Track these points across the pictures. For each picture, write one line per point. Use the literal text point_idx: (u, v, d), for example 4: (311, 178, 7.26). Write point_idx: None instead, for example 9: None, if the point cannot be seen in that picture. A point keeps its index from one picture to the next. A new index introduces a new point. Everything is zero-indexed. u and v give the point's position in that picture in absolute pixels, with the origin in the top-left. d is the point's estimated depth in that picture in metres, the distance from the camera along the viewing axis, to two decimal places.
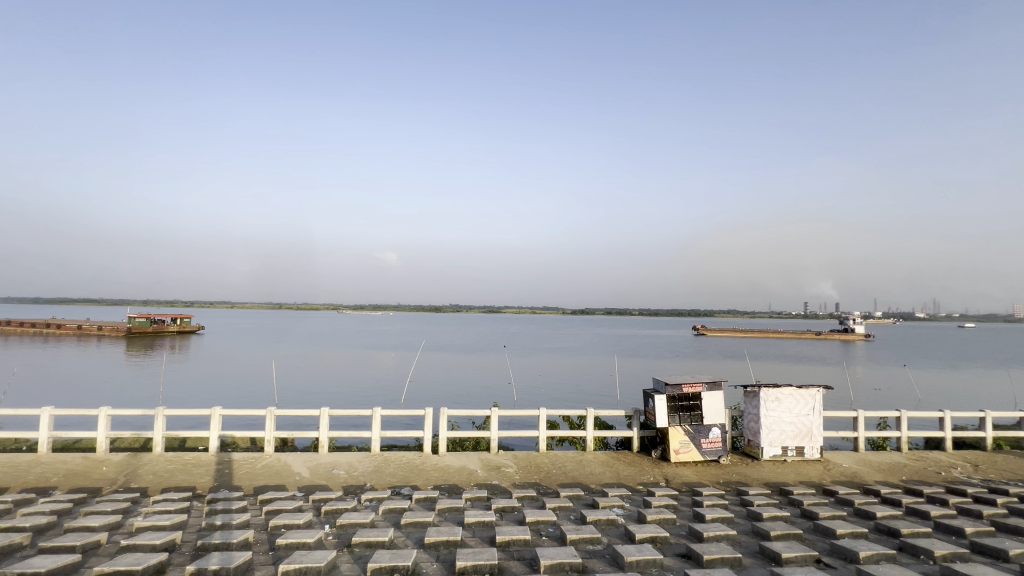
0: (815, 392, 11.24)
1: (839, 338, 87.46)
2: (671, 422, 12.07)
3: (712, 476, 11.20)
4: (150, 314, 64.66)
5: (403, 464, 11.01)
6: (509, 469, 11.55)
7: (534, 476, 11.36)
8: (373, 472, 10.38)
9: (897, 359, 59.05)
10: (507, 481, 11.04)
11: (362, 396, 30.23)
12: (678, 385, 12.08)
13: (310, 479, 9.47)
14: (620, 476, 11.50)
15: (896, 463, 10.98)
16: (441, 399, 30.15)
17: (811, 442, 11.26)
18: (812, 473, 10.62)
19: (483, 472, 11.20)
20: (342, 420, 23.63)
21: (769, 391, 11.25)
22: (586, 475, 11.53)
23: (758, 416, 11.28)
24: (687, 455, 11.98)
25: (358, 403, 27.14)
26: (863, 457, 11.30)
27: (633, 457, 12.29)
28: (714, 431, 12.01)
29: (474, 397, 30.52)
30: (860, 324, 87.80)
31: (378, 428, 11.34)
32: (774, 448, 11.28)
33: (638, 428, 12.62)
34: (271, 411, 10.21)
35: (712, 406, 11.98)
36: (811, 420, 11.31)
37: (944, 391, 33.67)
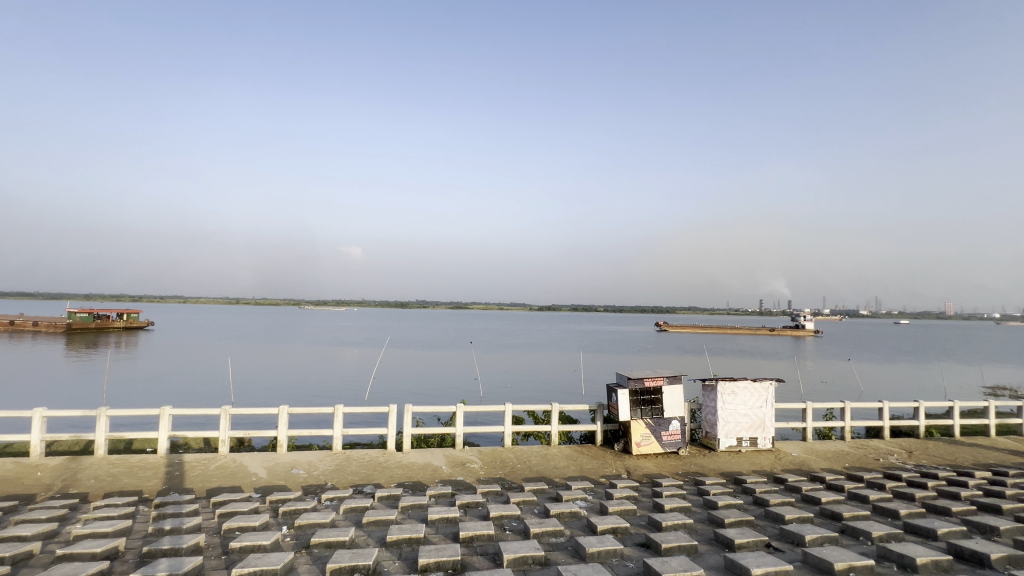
0: (768, 384, 11.48)
1: (790, 333, 90.19)
2: (634, 416, 11.29)
3: (674, 468, 10.39)
4: (96, 310, 64.34)
5: (366, 462, 10.34)
6: (473, 465, 10.43)
7: (500, 471, 10.14)
8: (334, 471, 9.81)
9: (845, 352, 61.24)
10: (471, 476, 9.82)
11: (322, 393, 30.61)
12: (641, 379, 11.22)
13: (267, 478, 9.38)
14: (584, 469, 10.32)
15: (840, 451, 11.58)
16: (405, 395, 30.68)
17: (764, 433, 11.49)
18: (763, 462, 10.81)
19: (448, 469, 10.16)
20: (301, 420, 24.08)
21: (726, 384, 11.38)
22: (552, 469, 10.32)
23: (715, 409, 11.42)
24: (648, 448, 11.21)
25: (317, 400, 27.59)
26: (810, 446, 11.79)
27: (595, 451, 11.43)
28: (674, 424, 11.38)
29: (438, 394, 31.08)
30: (810, 321, 91.02)
31: (340, 426, 11.17)
32: (729, 439, 11.43)
33: (600, 422, 11.86)
34: (225, 412, 10.50)
35: (672, 400, 11.33)
36: (765, 412, 11.52)
37: (884, 384, 35.31)
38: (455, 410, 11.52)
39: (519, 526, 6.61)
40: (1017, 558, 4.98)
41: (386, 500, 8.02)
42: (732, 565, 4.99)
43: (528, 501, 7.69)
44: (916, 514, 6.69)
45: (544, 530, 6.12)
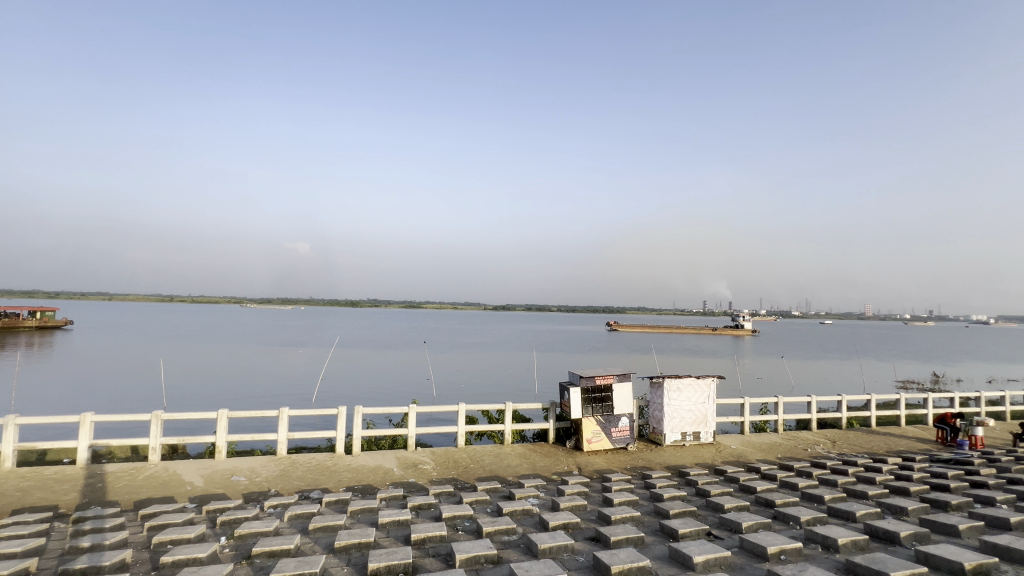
0: (709, 381, 12.09)
1: (731, 333, 95.37)
2: (585, 413, 11.55)
3: (623, 463, 10.74)
4: (3, 307, 57.77)
5: (312, 467, 9.97)
6: (426, 466, 10.30)
7: (452, 471, 10.08)
8: (278, 477, 9.39)
9: (778, 350, 65.48)
10: (423, 477, 9.70)
11: (264, 396, 29.05)
12: (593, 377, 11.50)
13: (204, 487, 8.84)
14: (537, 467, 10.46)
15: (773, 442, 12.40)
16: (356, 397, 29.75)
17: (707, 428, 12.08)
18: (705, 455, 11.38)
19: (399, 471, 9.98)
20: (242, 424, 22.78)
21: (671, 381, 11.88)
22: (506, 468, 10.39)
23: (662, 405, 11.90)
24: (598, 445, 11.53)
25: (260, 404, 26.21)
26: (747, 439, 12.54)
27: (547, 449, 11.60)
28: (623, 420, 11.75)
29: (390, 395, 30.35)
30: (749, 321, 96.56)
31: (285, 430, 10.68)
32: (674, 433, 11.94)
33: (553, 420, 12.04)
34: (156, 417, 9.77)
35: (622, 397, 11.69)
36: (707, 408, 12.12)
37: (812, 379, 38.08)
38: (407, 411, 11.32)
39: (471, 526, 6.59)
40: (921, 535, 5.52)
41: (334, 505, 7.76)
42: (676, 554, 5.21)
43: (481, 501, 7.68)
44: (838, 498, 7.27)
45: (496, 529, 6.15)
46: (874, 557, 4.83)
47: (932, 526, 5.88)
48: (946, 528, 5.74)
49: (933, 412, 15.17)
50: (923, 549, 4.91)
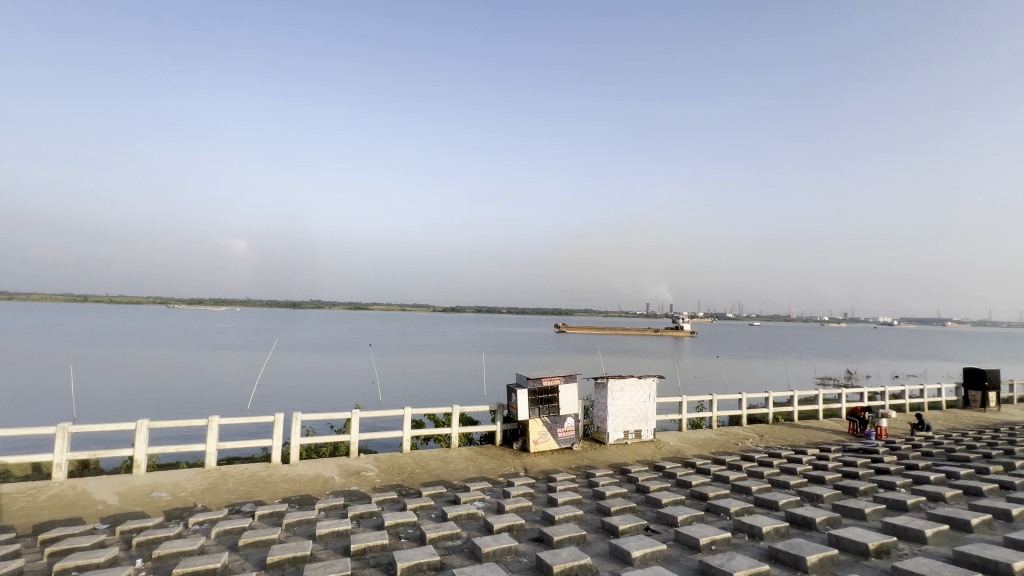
0: (650, 380, 12.57)
1: (671, 334, 99.82)
2: (532, 414, 11.66)
3: (568, 462, 10.94)
4: None
5: (246, 478, 9.40)
6: (369, 473, 10.02)
7: (397, 478, 9.85)
8: (206, 491, 8.77)
9: (714, 351, 69.28)
10: (366, 484, 9.42)
11: (192, 404, 27.03)
12: (539, 378, 11.65)
13: (119, 506, 8.08)
14: (483, 469, 10.43)
15: (708, 438, 13.10)
16: (296, 403, 28.39)
17: (647, 426, 12.56)
18: (646, 452, 11.82)
19: (340, 479, 9.63)
20: (167, 435, 21.09)
21: (615, 381, 12.25)
22: (452, 471, 10.29)
23: (606, 405, 12.23)
24: (544, 446, 11.68)
25: (187, 414, 24.39)
26: (684, 435, 13.18)
27: (494, 451, 11.61)
28: (569, 421, 11.97)
29: (332, 400, 29.22)
30: (688, 322, 101.60)
31: (215, 440, 9.98)
32: (617, 432, 12.32)
33: (500, 422, 12.08)
34: (62, 430, 8.83)
35: (568, 398, 11.90)
36: (648, 407, 12.60)
37: (743, 377, 40.62)
38: (350, 416, 10.91)
39: (414, 533, 6.46)
40: (833, 519, 6.01)
41: (267, 518, 7.33)
42: (615, 550, 5.36)
43: (425, 506, 7.55)
44: (763, 489, 7.79)
45: (440, 535, 6.06)
46: (793, 542, 5.20)
47: (843, 510, 6.44)
48: (854, 512, 6.29)
49: (846, 406, 16.63)
50: (835, 533, 5.35)
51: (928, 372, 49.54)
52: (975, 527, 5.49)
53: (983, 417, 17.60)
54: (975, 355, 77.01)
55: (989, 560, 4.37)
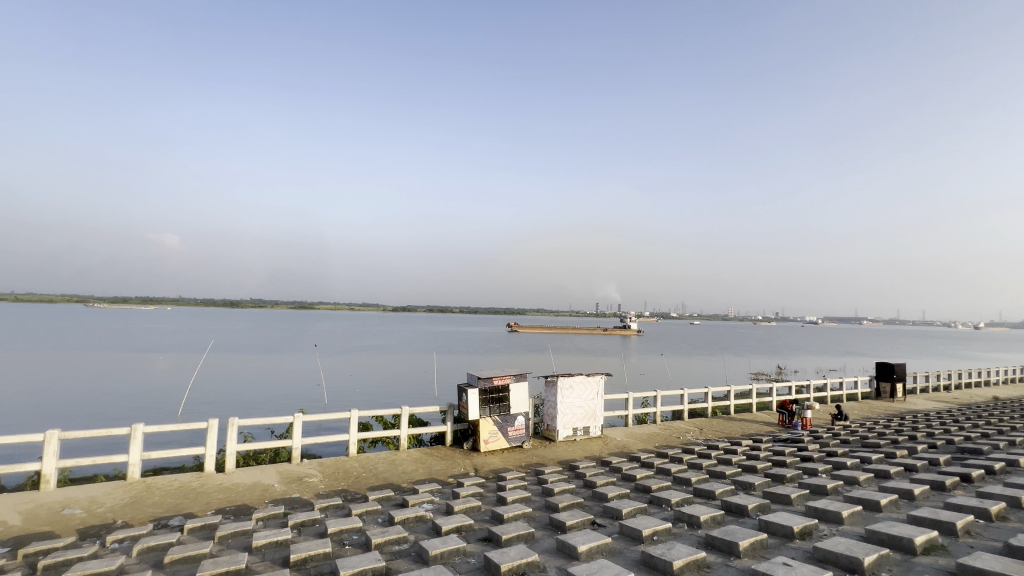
0: (598, 378, 12.88)
1: (619, 334, 103.05)
2: (483, 414, 11.64)
3: (519, 461, 11.00)
4: None
5: (174, 490, 8.75)
6: (313, 479, 9.63)
7: (342, 483, 9.51)
8: (129, 505, 8.09)
9: (658, 349, 72.03)
10: (309, 491, 9.04)
11: (113, 412, 24.83)
12: (490, 377, 11.66)
13: (23, 526, 7.27)
14: (432, 471, 10.29)
15: (652, 433, 13.62)
16: (233, 407, 26.78)
17: (595, 422, 12.88)
18: (594, 448, 12.11)
19: (280, 487, 9.17)
20: (83, 447, 19.26)
21: (564, 379, 12.46)
22: (400, 474, 10.07)
23: (555, 403, 12.42)
24: (495, 445, 11.68)
25: (108, 423, 22.39)
26: (630, 430, 13.63)
27: (444, 452, 11.47)
28: (519, 419, 12.05)
29: (274, 404, 27.79)
30: (634, 321, 105.14)
31: (139, 450, 9.19)
32: (566, 429, 12.56)
33: (451, 422, 11.97)
34: None
35: (519, 397, 11.98)
36: (596, 404, 12.92)
37: (684, 374, 42.48)
38: (293, 420, 10.40)
39: (360, 539, 6.26)
40: (763, 505, 6.42)
41: (198, 531, 6.84)
42: (563, 546, 5.44)
43: (372, 510, 7.35)
44: (702, 480, 8.19)
45: (386, 540, 5.90)
46: (728, 529, 5.49)
47: (772, 497, 6.89)
48: (781, 497, 6.75)
49: (776, 399, 17.81)
50: (765, 518, 5.71)
51: (846, 367, 54.22)
52: (883, 506, 6.05)
53: (892, 407, 19.48)
54: (886, 351, 84.73)
55: (895, 537, 4.82)
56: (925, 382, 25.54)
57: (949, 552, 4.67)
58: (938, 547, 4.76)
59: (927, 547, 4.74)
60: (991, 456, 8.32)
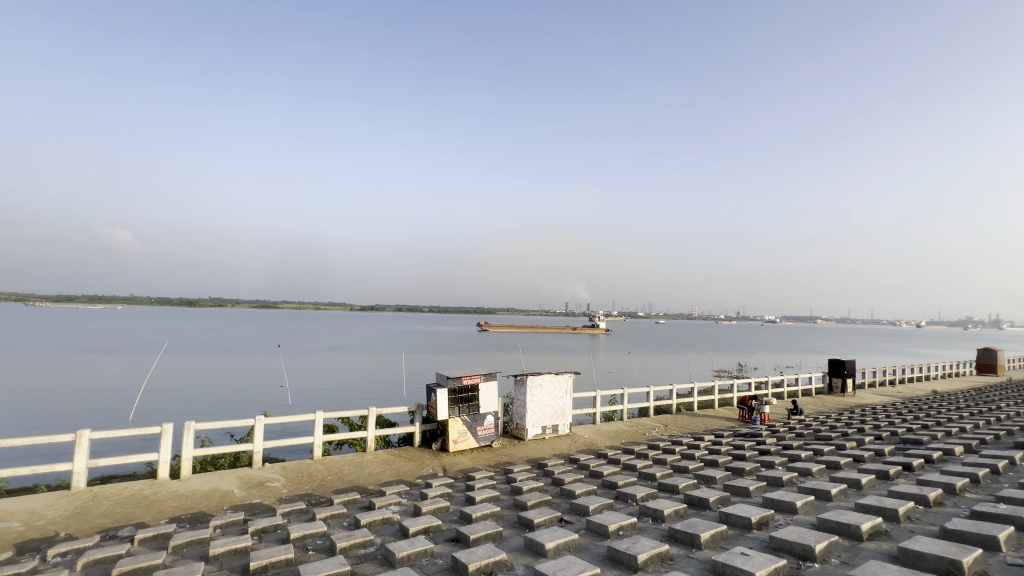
0: (567, 376, 13.01)
1: (588, 333, 104.41)
2: (451, 414, 11.57)
3: (488, 460, 11.00)
4: None
5: (123, 499, 8.30)
6: (275, 483, 9.33)
7: (306, 487, 9.26)
8: (72, 516, 7.62)
9: (625, 348, 73.37)
10: (271, 496, 8.76)
11: (56, 418, 23.32)
12: (459, 377, 11.60)
13: None
14: (400, 472, 10.15)
15: (619, 430, 13.88)
16: (190, 411, 25.63)
17: (564, 420, 13.03)
18: (562, 446, 12.24)
19: (240, 492, 8.84)
20: (22, 455, 17.99)
21: (533, 378, 12.52)
22: (367, 476, 9.88)
23: (524, 401, 12.48)
24: (463, 445, 11.63)
25: (50, 430, 20.99)
26: (598, 428, 13.85)
27: (412, 453, 11.33)
28: (489, 419, 12.04)
29: (234, 406, 26.74)
30: (603, 321, 106.62)
31: (84, 458, 8.65)
32: (535, 428, 12.64)
33: (419, 423, 11.81)
34: None
35: (488, 396, 11.96)
36: (565, 402, 13.06)
37: (650, 372, 43.39)
38: (254, 423, 10.02)
39: (324, 544, 6.11)
40: (723, 498, 6.64)
41: (150, 542, 6.50)
42: (530, 543, 5.46)
43: (337, 514, 7.18)
44: (666, 474, 8.41)
45: (351, 543, 5.77)
46: (689, 522, 5.65)
47: (732, 489, 7.14)
48: (740, 490, 7.00)
49: (736, 396, 18.46)
50: (725, 510, 5.90)
51: (802, 363, 56.79)
52: (833, 496, 6.37)
53: (843, 401, 20.56)
54: (839, 348, 89.03)
55: (844, 524, 5.08)
56: (872, 377, 27.08)
57: (892, 537, 4.97)
58: (883, 533, 5.04)
59: (873, 533, 5.01)
60: (930, 446, 8.90)
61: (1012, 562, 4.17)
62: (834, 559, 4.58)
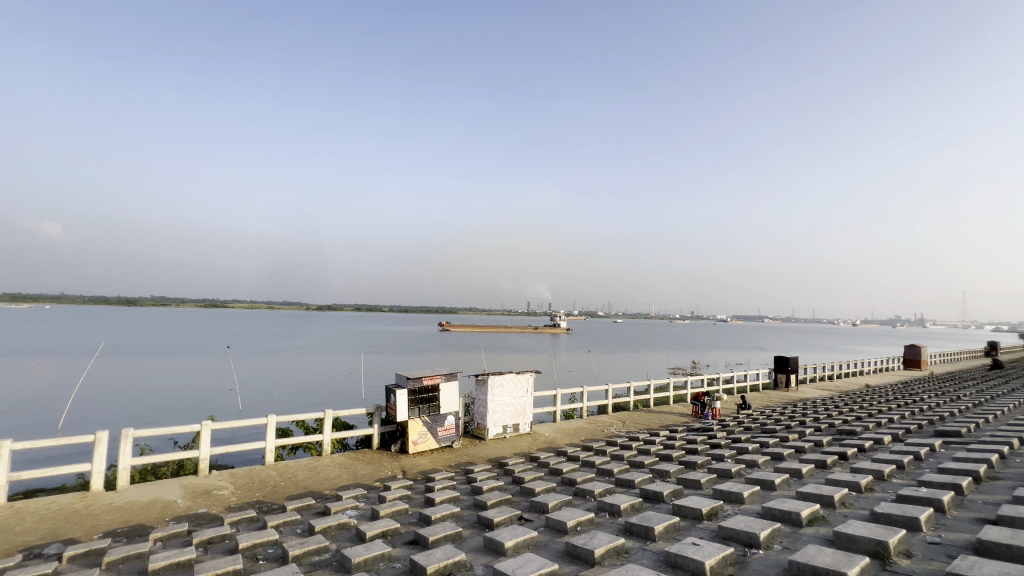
0: (528, 375, 13.09)
1: (549, 332, 105.49)
2: (411, 415, 11.41)
3: (448, 460, 10.93)
4: None
5: (50, 514, 7.66)
6: (223, 491, 8.90)
7: (257, 494, 8.88)
8: None
9: (586, 346, 74.52)
10: (218, 504, 8.35)
11: None
12: (420, 377, 11.46)
13: None
14: (358, 476, 9.91)
15: (579, 427, 14.12)
16: (128, 417, 23.96)
17: (525, 419, 13.12)
18: (523, 444, 12.32)
19: (184, 502, 8.37)
20: None
21: (494, 377, 12.54)
22: (323, 481, 9.59)
23: (485, 401, 12.47)
24: (424, 446, 11.49)
25: None
26: (558, 426, 14.04)
27: (371, 455, 11.10)
28: (450, 419, 11.96)
29: (177, 412, 25.24)
30: (564, 320, 107.90)
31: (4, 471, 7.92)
32: (496, 427, 12.66)
33: (378, 424, 11.57)
34: None
35: (449, 396, 11.87)
36: (525, 400, 13.14)
37: (610, 370, 44.21)
38: (200, 429, 9.48)
39: (275, 552, 5.87)
40: (677, 491, 6.89)
41: (80, 559, 6.03)
42: (489, 542, 5.46)
43: (291, 521, 6.92)
44: (623, 469, 8.63)
45: (304, 551, 5.58)
46: (644, 515, 5.82)
47: (685, 482, 7.40)
48: (693, 482, 7.28)
49: (690, 392, 19.13)
50: (678, 503, 6.11)
51: (751, 361, 59.49)
52: (777, 485, 6.75)
53: (786, 395, 21.83)
54: (784, 346, 94.06)
55: (785, 512, 5.39)
56: (813, 372, 28.86)
57: (828, 522, 5.31)
58: (820, 518, 5.38)
59: (811, 519, 5.34)
60: (862, 436, 9.60)
61: (932, 540, 4.55)
62: (776, 545, 4.84)
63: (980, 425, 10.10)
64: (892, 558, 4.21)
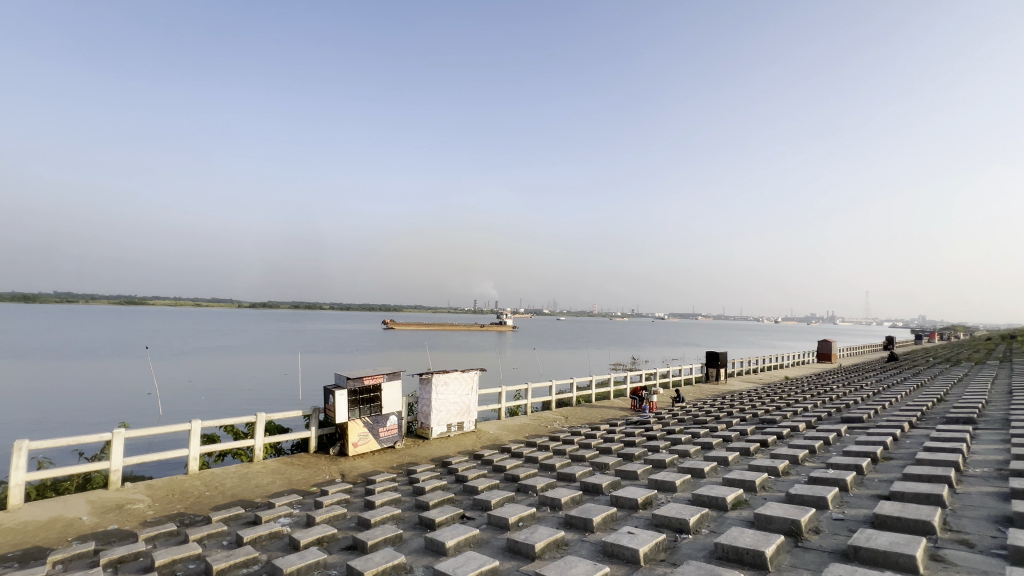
0: (473, 373, 13.06)
1: (496, 330, 105.70)
2: (351, 416, 11.03)
3: (390, 462, 10.68)
4: None
5: None
6: (138, 505, 8.17)
7: (178, 506, 8.23)
8: None
9: (531, 343, 75.44)
10: (133, 519, 7.66)
11: None
12: (360, 377, 11.09)
13: None
14: (293, 481, 9.45)
15: (523, 424, 14.29)
16: (22, 428, 21.32)
17: (469, 418, 13.06)
18: (467, 443, 12.29)
19: (91, 519, 7.61)
20: None
21: (439, 376, 12.40)
22: (254, 489, 9.07)
23: (429, 400, 12.30)
24: (364, 448, 11.13)
25: None
26: (502, 423, 14.14)
27: (307, 459, 10.62)
28: (392, 419, 11.67)
29: (84, 420, 22.79)
30: (510, 318, 108.40)
31: None
32: (440, 426, 12.52)
33: (316, 427, 11.08)
34: None
35: (391, 396, 11.58)
36: (470, 399, 13.09)
37: (553, 367, 44.91)
38: (111, 438, 8.63)
39: (198, 567, 5.47)
40: (615, 482, 7.13)
41: None
42: (431, 543, 5.38)
43: (216, 533, 6.48)
44: (564, 464, 8.81)
45: (230, 563, 5.23)
46: (584, 507, 5.98)
47: (624, 474, 7.66)
48: (630, 474, 7.56)
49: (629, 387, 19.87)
50: (616, 494, 6.33)
51: (684, 356, 62.78)
52: (706, 473, 7.16)
53: (717, 389, 23.12)
54: (714, 342, 100.00)
55: (712, 498, 5.73)
56: (739, 366, 30.84)
57: (749, 505, 5.71)
58: (743, 502, 5.77)
59: (735, 504, 5.71)
60: (781, 424, 10.42)
61: (836, 517, 5.02)
62: (704, 529, 5.14)
63: (878, 412, 11.28)
64: (804, 535, 4.60)
